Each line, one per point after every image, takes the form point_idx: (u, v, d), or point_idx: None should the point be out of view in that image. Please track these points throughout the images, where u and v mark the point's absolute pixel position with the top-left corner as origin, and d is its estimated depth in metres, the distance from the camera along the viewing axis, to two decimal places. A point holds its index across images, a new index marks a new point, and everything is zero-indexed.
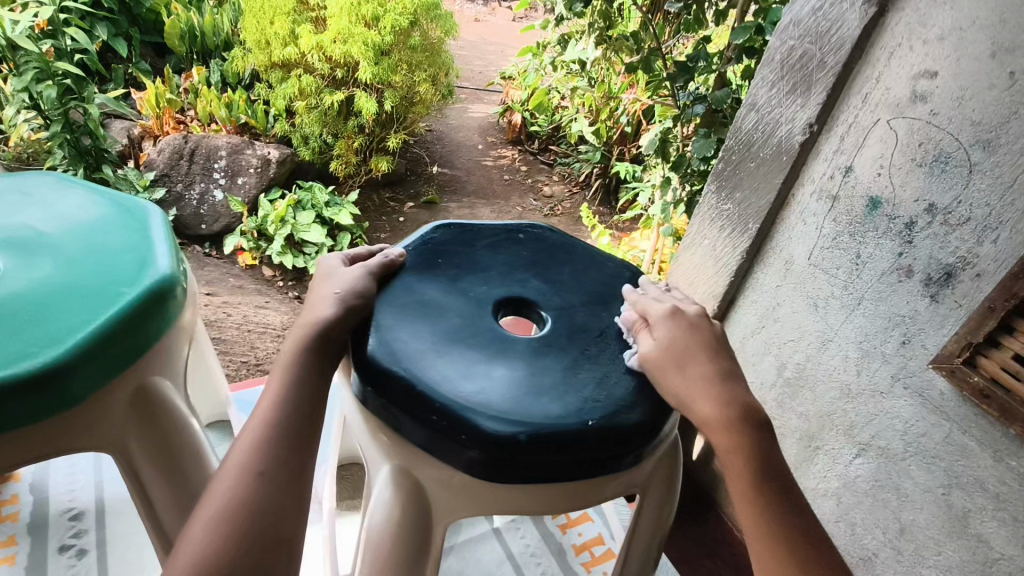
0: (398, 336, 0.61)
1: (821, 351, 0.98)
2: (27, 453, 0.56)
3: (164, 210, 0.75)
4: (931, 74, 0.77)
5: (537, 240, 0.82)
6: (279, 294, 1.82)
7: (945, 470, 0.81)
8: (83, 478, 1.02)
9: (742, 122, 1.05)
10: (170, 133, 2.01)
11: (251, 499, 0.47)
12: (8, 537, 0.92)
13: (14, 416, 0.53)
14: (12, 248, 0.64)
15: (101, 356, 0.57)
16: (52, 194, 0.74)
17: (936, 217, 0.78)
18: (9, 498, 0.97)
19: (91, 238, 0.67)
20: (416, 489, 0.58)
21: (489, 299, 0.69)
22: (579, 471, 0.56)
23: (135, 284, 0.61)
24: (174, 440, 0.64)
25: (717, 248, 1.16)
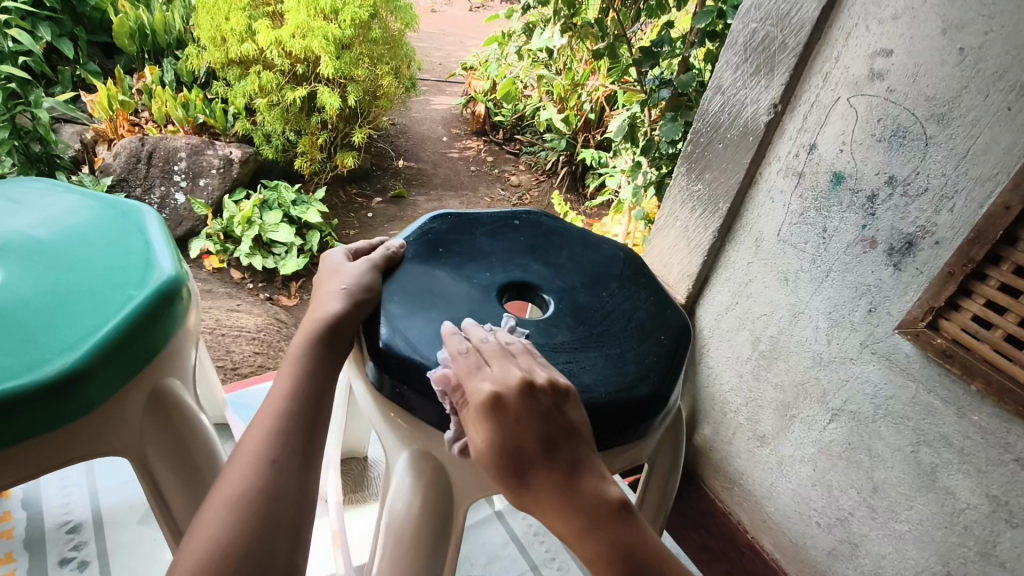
0: (411, 324, 0.62)
1: (793, 323, 1.02)
2: (44, 461, 0.54)
3: (158, 211, 0.74)
4: (886, 53, 0.80)
5: (534, 226, 0.82)
6: (250, 297, 1.80)
7: (914, 428, 0.85)
8: (77, 490, 1.00)
9: (709, 105, 1.09)
10: (125, 136, 1.95)
11: (267, 485, 0.47)
12: (4, 554, 0.89)
13: (32, 425, 0.51)
14: (9, 254, 0.62)
15: (116, 360, 0.56)
16: (41, 199, 0.72)
17: (897, 188, 0.82)
18: (2, 516, 0.94)
19: (89, 242, 0.65)
20: (438, 471, 0.59)
21: (495, 284, 0.70)
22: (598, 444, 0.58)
23: (143, 285, 0.60)
24: (188, 441, 0.64)
25: (690, 228, 1.20)
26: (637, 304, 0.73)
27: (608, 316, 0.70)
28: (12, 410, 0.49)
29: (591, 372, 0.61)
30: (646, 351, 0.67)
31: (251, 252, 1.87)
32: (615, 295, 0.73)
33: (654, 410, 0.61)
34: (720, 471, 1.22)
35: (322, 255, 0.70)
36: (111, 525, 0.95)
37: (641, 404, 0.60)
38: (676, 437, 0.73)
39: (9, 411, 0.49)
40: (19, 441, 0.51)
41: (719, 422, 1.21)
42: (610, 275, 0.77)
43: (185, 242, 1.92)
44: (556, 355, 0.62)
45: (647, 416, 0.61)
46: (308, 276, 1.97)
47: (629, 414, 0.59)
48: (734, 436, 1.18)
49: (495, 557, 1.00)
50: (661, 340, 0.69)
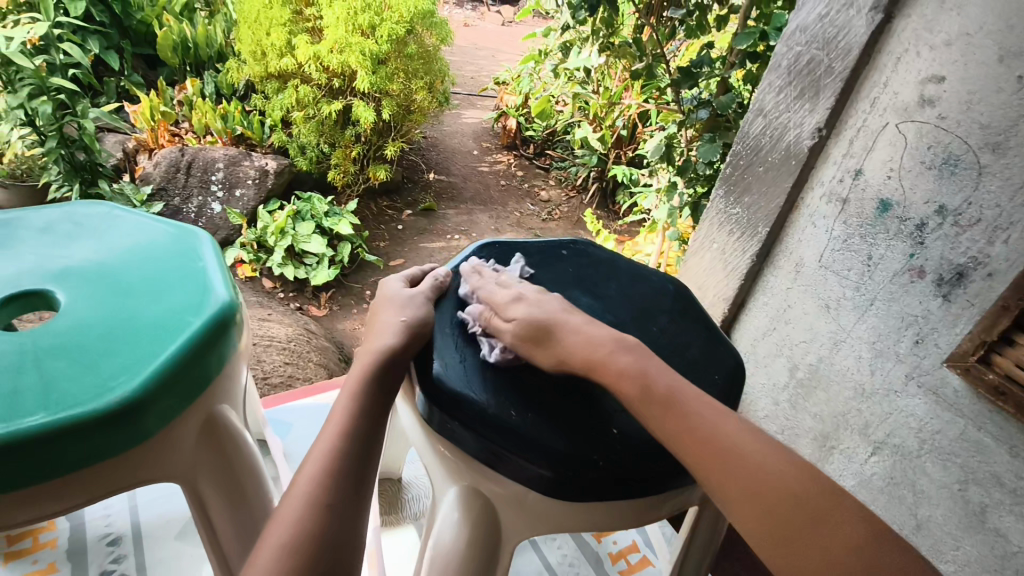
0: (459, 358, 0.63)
1: (834, 352, 0.99)
2: (100, 487, 0.54)
3: (213, 236, 0.75)
4: (939, 79, 0.78)
5: (580, 256, 0.82)
6: (282, 307, 1.82)
7: (961, 465, 0.82)
8: (118, 504, 1.01)
9: (750, 128, 1.08)
10: (165, 146, 1.99)
11: (317, 533, 0.46)
12: (48, 564, 0.90)
13: (94, 452, 0.51)
14: (72, 278, 0.63)
15: (175, 388, 0.56)
16: (103, 223, 0.74)
17: (948, 218, 0.79)
18: (46, 525, 0.96)
19: (149, 267, 0.67)
20: (487, 508, 0.58)
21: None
22: (649, 489, 0.58)
23: (201, 312, 0.61)
24: (236, 465, 0.65)
25: (726, 251, 1.18)
26: (683, 338, 0.72)
27: (653, 351, 0.69)
28: (75, 438, 0.49)
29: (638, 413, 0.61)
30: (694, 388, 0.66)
31: (283, 262, 1.91)
32: (664, 329, 0.72)
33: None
34: None
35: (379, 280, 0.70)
36: (149, 534, 0.96)
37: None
38: None
39: (73, 438, 0.49)
40: (79, 467, 0.51)
41: None
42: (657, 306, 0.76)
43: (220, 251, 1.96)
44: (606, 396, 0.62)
45: None
46: (338, 287, 1.98)
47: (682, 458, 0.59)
48: None
49: None
50: (709, 376, 0.68)
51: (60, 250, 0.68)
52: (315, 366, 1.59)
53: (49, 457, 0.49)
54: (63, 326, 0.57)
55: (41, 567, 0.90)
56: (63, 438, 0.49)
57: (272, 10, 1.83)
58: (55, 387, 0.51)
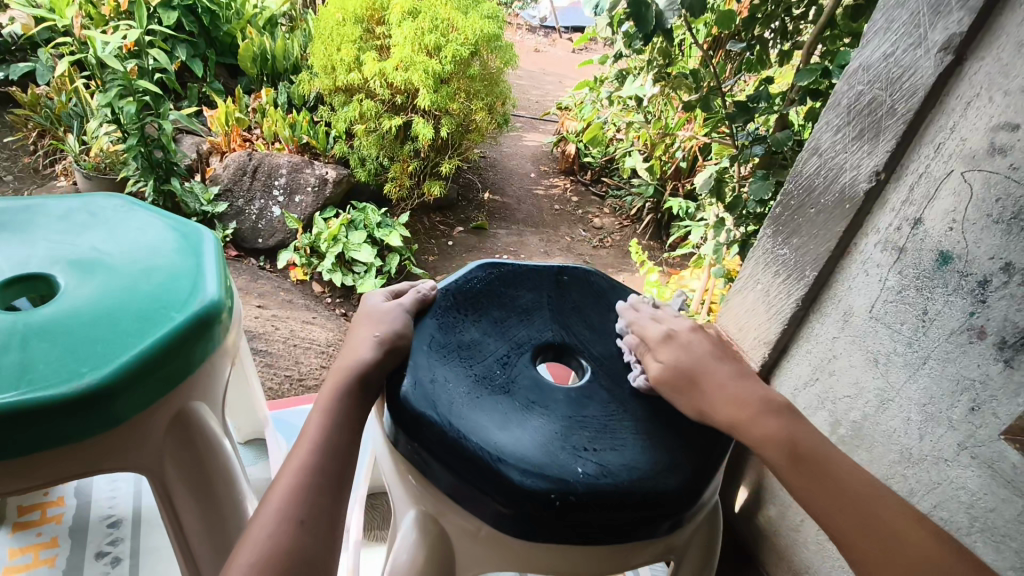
0: (427, 376, 0.61)
1: (880, 411, 0.92)
2: (64, 470, 0.56)
3: (217, 235, 0.78)
4: (1012, 126, 0.72)
5: (582, 284, 0.81)
6: (327, 311, 1.87)
7: (1017, 551, 0.74)
8: (124, 487, 1.05)
9: (804, 166, 1.04)
10: (235, 150, 2.10)
11: (289, 547, 0.47)
12: (51, 537, 0.94)
13: (58, 435, 0.53)
14: (75, 266, 0.67)
15: (146, 378, 0.58)
16: (117, 215, 0.78)
17: (1014, 277, 0.73)
18: (55, 500, 1.01)
19: (147, 261, 0.69)
20: (442, 538, 0.57)
21: (527, 344, 0.71)
22: (617, 534, 0.54)
23: (185, 308, 0.63)
24: (207, 461, 0.67)
25: (770, 292, 1.13)
26: None
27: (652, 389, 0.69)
28: (37, 418, 0.51)
29: (602, 454, 0.58)
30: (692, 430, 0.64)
31: (333, 268, 1.96)
32: None
33: (679, 504, 0.57)
34: None
35: (364, 295, 0.71)
36: (151, 523, 0.99)
37: (662, 495, 0.56)
38: (713, 530, 0.65)
39: (38, 417, 0.51)
40: (45, 446, 0.53)
41: None
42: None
43: (274, 253, 2.04)
44: (579, 433, 0.60)
45: (674, 510, 0.56)
46: None
47: (654, 504, 0.55)
48: None
49: None
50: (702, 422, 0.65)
51: (71, 238, 0.72)
52: None
53: (12, 434, 0.51)
54: (52, 310, 0.60)
55: (45, 539, 0.94)
56: (29, 418, 0.51)
57: (345, 28, 1.93)
58: (32, 367, 0.53)
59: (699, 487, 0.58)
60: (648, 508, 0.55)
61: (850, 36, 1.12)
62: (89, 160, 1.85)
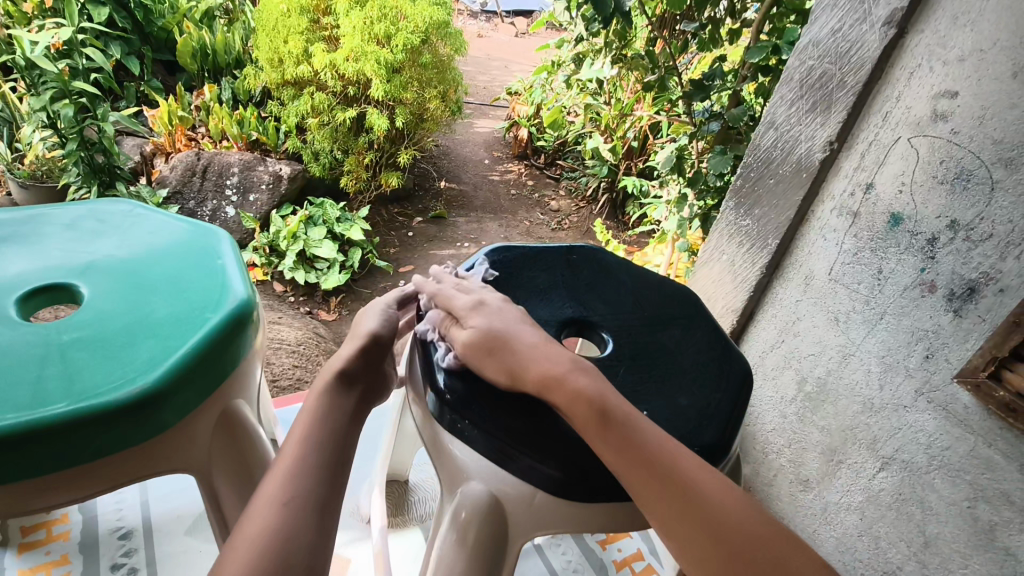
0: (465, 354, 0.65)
1: (843, 365, 0.99)
2: (116, 478, 0.55)
3: (231, 235, 0.77)
4: (951, 94, 0.78)
5: (590, 260, 0.84)
6: (291, 310, 1.84)
7: (970, 483, 0.81)
8: (131, 496, 1.03)
9: (762, 140, 1.09)
10: (181, 150, 2.03)
11: (276, 527, 0.47)
12: (61, 556, 0.92)
13: (112, 443, 0.53)
14: (97, 274, 0.65)
15: (193, 382, 0.57)
16: (125, 220, 0.76)
17: (959, 233, 0.79)
18: (60, 517, 0.98)
19: (168, 264, 0.69)
20: (495, 505, 0.59)
21: (552, 320, 0.73)
22: None
23: (219, 309, 0.63)
24: (250, 458, 0.66)
25: (736, 262, 1.18)
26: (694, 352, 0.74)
27: (661, 358, 0.72)
28: (94, 429, 0.51)
29: None
30: (705, 399, 0.67)
31: (294, 266, 1.92)
32: (677, 339, 0.74)
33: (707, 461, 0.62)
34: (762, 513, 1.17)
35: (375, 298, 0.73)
36: (162, 531, 0.97)
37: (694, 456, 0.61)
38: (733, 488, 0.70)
39: (95, 426, 0.51)
40: (99, 457, 0.52)
41: (760, 462, 1.19)
42: (668, 314, 0.78)
43: None
44: None
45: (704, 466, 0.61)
46: (348, 292, 2.00)
47: None
48: (777, 477, 1.14)
49: None
50: (720, 393, 0.68)
51: (83, 245, 0.70)
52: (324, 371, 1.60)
53: (65, 446, 0.50)
54: (87, 320, 0.59)
55: (54, 558, 0.92)
56: (82, 428, 0.50)
57: (290, 20, 1.88)
58: (79, 377, 0.53)
59: (716, 449, 0.63)
60: None
61: (795, 14, 1.18)
62: (25, 168, 1.76)
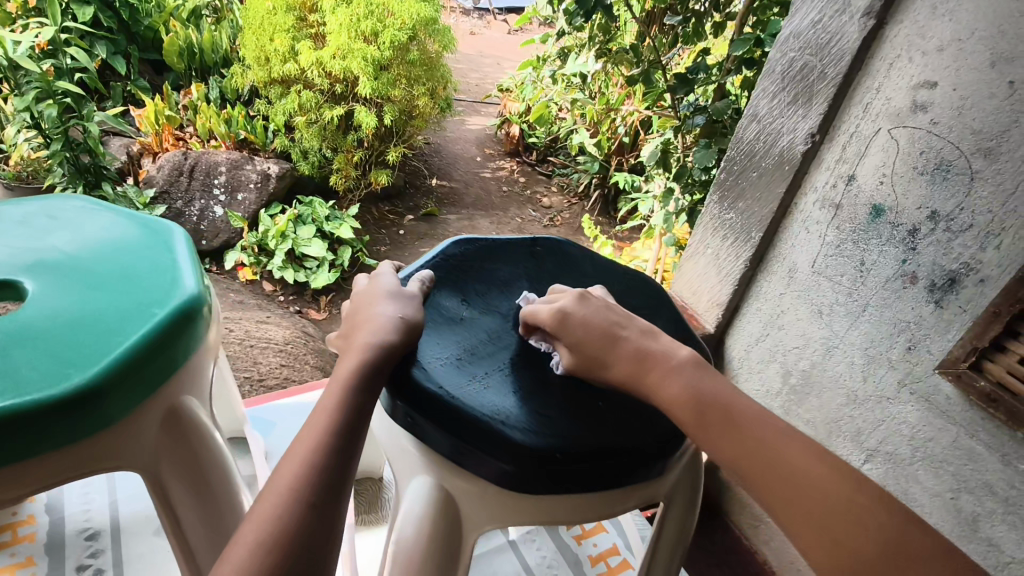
0: (428, 354, 0.64)
1: (827, 358, 0.98)
2: (55, 473, 0.55)
3: (186, 232, 0.78)
4: (930, 84, 0.78)
5: (555, 254, 0.85)
6: (281, 310, 1.84)
7: (953, 474, 0.80)
8: (98, 499, 1.05)
9: (745, 133, 1.09)
10: (169, 150, 2.02)
11: (294, 529, 0.46)
12: (27, 557, 0.94)
13: (50, 438, 0.53)
14: (41, 269, 0.65)
15: (136, 376, 0.58)
16: (76, 216, 0.76)
17: (939, 224, 0.79)
18: (26, 518, 0.99)
19: (117, 260, 0.69)
20: (449, 501, 0.60)
21: (512, 314, 0.74)
22: (607, 482, 0.59)
23: (166, 304, 0.63)
24: (201, 455, 0.67)
25: (720, 256, 1.18)
26: None
27: None
28: (30, 423, 0.51)
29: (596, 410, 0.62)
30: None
31: (283, 265, 1.92)
32: None
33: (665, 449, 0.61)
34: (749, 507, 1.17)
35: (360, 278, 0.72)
36: (130, 532, 1.00)
37: (651, 446, 0.60)
38: (696, 477, 0.71)
39: (34, 421, 0.51)
40: (35, 451, 0.52)
41: None
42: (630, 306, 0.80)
43: (220, 254, 1.98)
44: (570, 393, 0.64)
45: (661, 455, 0.61)
46: (337, 291, 2.00)
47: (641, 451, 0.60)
48: None
49: None
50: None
51: (30, 240, 0.70)
52: (312, 370, 1.60)
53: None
54: (27, 314, 0.59)
55: (19, 559, 0.94)
56: (17, 423, 0.50)
57: (276, 17, 1.87)
58: (15, 372, 0.52)
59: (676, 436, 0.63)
60: (637, 456, 0.59)
61: (778, 6, 1.17)
62: (9, 170, 1.74)
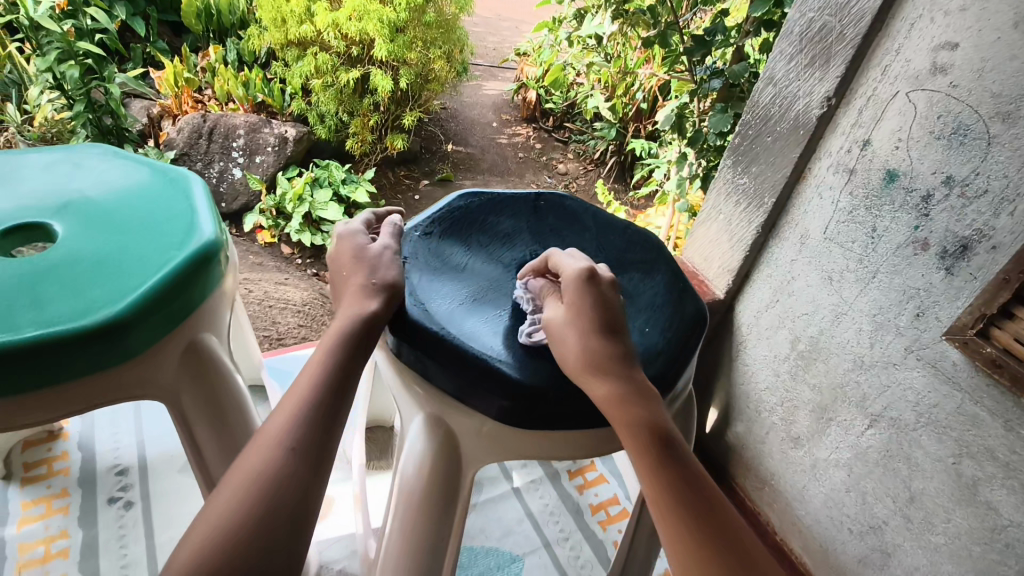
0: (433, 298, 0.71)
1: (835, 324, 0.98)
2: (89, 398, 0.61)
3: (204, 177, 0.79)
4: (951, 46, 0.76)
5: (557, 208, 0.88)
6: (299, 271, 1.90)
7: (956, 439, 0.82)
8: (126, 438, 1.13)
9: (760, 97, 1.06)
10: (188, 113, 2.04)
11: (278, 472, 0.51)
12: (61, 489, 1.03)
13: (81, 366, 0.58)
14: (70, 214, 0.70)
15: (156, 314, 0.62)
16: (102, 164, 0.79)
17: (954, 189, 0.78)
18: (60, 455, 1.08)
19: (140, 206, 0.72)
20: (449, 436, 0.69)
21: (512, 265, 0.80)
22: (596, 420, 0.67)
23: (183, 247, 0.66)
24: (220, 391, 0.71)
25: (733, 222, 1.17)
26: (657, 297, 0.79)
27: (624, 304, 0.77)
28: (61, 353, 0.56)
29: None
30: (658, 338, 0.74)
31: (301, 228, 1.95)
32: (635, 283, 0.81)
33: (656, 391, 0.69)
34: (753, 470, 1.20)
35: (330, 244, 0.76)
36: (155, 471, 1.08)
37: None
38: (690, 415, 0.84)
39: (64, 351, 0.56)
40: (70, 377, 0.58)
41: (754, 420, 1.20)
42: (629, 260, 0.84)
43: (239, 216, 2.01)
44: None
45: None
46: None
47: None
48: (769, 435, 1.16)
49: (510, 531, 1.06)
50: (670, 333, 0.74)
51: (60, 187, 0.74)
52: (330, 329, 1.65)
53: (37, 367, 0.56)
54: (59, 257, 0.64)
55: (56, 491, 1.03)
56: (51, 351, 0.56)
57: None
58: (48, 309, 0.58)
59: (663, 380, 0.70)
60: None
61: None
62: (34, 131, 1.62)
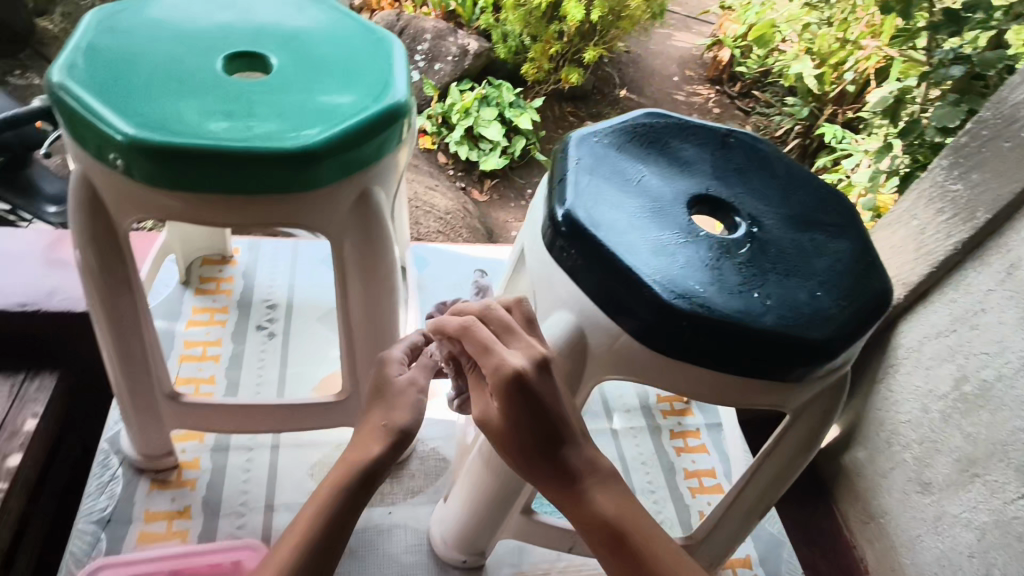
0: (596, 200, 0.65)
1: (1019, 374, 0.84)
2: (271, 216, 0.66)
3: (406, 43, 0.80)
4: None
5: (748, 150, 0.79)
6: (448, 182, 1.97)
7: None
8: (281, 278, 1.23)
9: (1009, 93, 0.88)
10: (385, 10, 2.13)
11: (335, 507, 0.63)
12: (223, 305, 1.16)
13: (270, 184, 0.63)
14: (286, 52, 0.75)
15: (341, 155, 0.65)
16: (322, 12, 0.83)
17: None
18: (227, 276, 1.21)
19: (347, 57, 0.75)
20: (579, 338, 0.64)
21: (689, 189, 0.71)
22: (742, 365, 0.60)
23: (377, 101, 0.68)
24: (378, 247, 0.73)
25: (926, 232, 1.00)
26: (837, 265, 0.68)
27: (798, 261, 0.67)
28: (258, 167, 0.61)
29: (753, 296, 0.61)
30: (829, 303, 0.63)
31: (460, 141, 1.99)
32: (816, 241, 0.69)
33: (814, 357, 0.60)
34: (861, 501, 1.10)
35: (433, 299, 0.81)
36: (299, 314, 1.18)
37: (798, 344, 0.59)
38: (837, 396, 0.70)
39: (260, 166, 0.61)
40: (260, 191, 0.63)
41: (879, 450, 1.07)
42: (816, 218, 0.72)
43: None
44: (730, 274, 0.62)
45: (808, 359, 0.60)
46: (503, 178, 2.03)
47: (788, 349, 0.59)
48: (893, 470, 1.04)
49: None
50: (845, 303, 0.64)
51: (285, 27, 0.80)
52: None
53: (236, 175, 0.62)
54: (271, 86, 0.69)
55: (219, 305, 1.16)
56: (249, 162, 0.61)
57: None
58: (254, 127, 0.63)
59: (825, 348, 0.60)
60: (782, 350, 0.59)
61: None
62: None
